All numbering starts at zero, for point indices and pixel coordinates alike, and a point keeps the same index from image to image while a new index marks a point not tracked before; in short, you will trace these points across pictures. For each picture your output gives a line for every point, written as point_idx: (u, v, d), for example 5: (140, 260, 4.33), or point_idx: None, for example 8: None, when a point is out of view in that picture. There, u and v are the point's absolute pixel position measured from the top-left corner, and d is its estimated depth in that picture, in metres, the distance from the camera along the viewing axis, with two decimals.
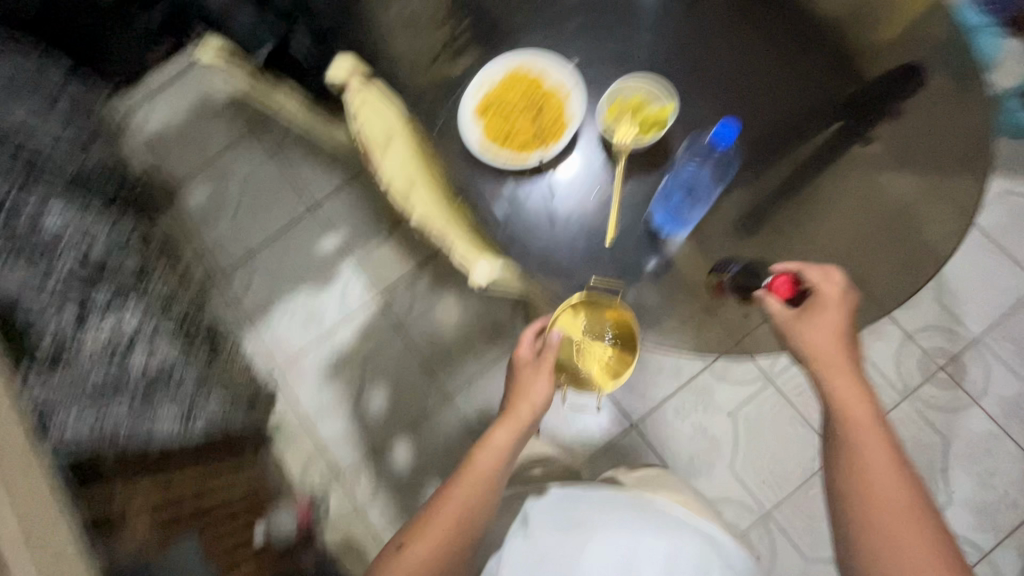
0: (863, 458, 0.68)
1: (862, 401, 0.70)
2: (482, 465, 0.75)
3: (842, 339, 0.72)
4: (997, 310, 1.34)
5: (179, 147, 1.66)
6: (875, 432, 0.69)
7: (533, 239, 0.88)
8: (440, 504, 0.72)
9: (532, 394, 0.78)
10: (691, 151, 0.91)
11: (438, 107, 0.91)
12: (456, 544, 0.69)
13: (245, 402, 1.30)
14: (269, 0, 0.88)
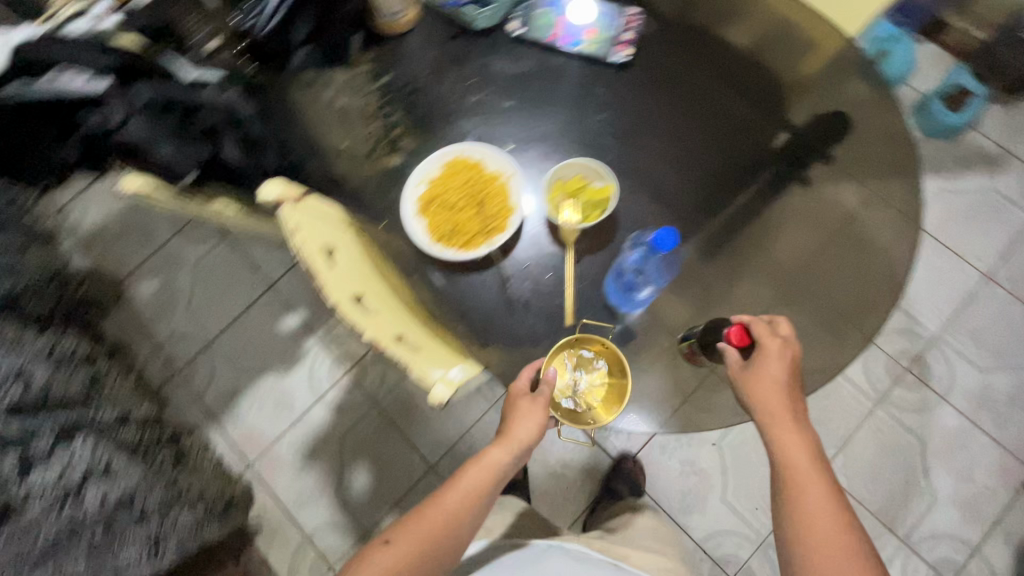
0: (808, 513, 0.66)
1: (806, 452, 0.69)
2: (466, 485, 0.70)
3: (785, 388, 0.71)
4: (949, 306, 1.39)
5: (122, 241, 1.60)
6: (819, 485, 0.68)
7: (494, 326, 0.83)
8: (417, 516, 0.68)
9: (528, 421, 0.73)
10: (635, 240, 0.90)
11: (380, 199, 0.89)
12: (428, 559, 0.64)
13: (221, 507, 1.22)
14: (194, 113, 0.77)
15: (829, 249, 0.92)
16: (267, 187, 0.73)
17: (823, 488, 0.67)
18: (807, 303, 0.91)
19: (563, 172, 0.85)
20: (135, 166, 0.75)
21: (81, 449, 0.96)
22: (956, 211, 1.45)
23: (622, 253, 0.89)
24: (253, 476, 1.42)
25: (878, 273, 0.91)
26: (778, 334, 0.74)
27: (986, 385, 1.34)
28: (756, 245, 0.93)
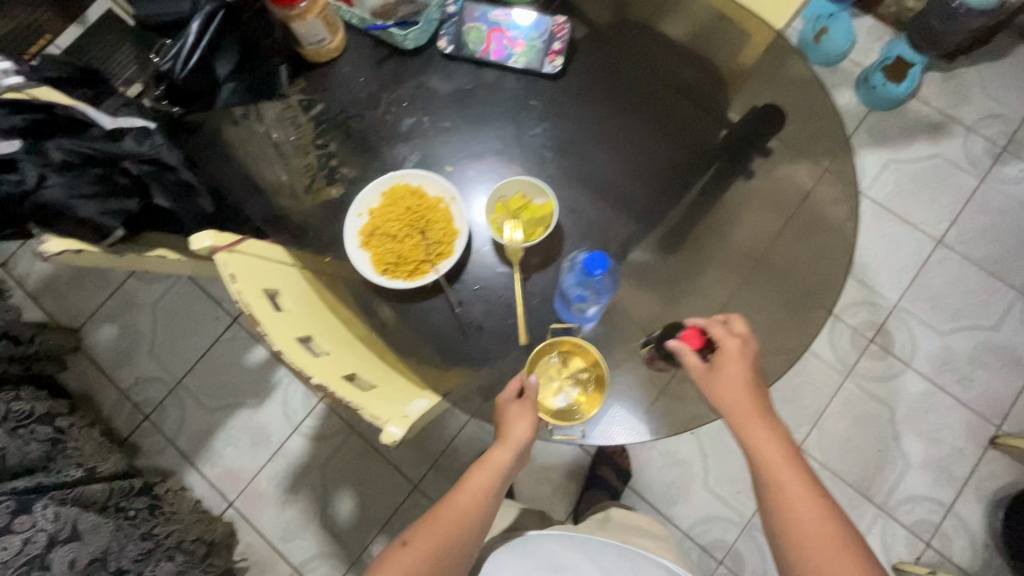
0: (793, 509, 0.65)
1: (780, 447, 0.69)
2: (475, 484, 0.71)
3: (750, 386, 0.72)
4: (905, 275, 1.43)
5: (75, 288, 1.55)
6: (800, 478, 0.67)
7: (450, 350, 0.83)
8: (432, 516, 0.69)
9: (521, 421, 0.74)
10: (573, 260, 0.86)
11: (324, 230, 0.87)
12: (445, 556, 0.66)
13: (201, 553, 1.22)
14: (112, 171, 0.80)
15: (789, 230, 0.93)
16: (200, 236, 0.69)
17: (804, 482, 0.67)
18: (772, 284, 0.92)
19: (505, 189, 0.85)
20: (51, 230, 0.76)
21: (40, 520, 0.93)
22: (904, 180, 1.48)
23: (563, 276, 0.85)
24: (235, 514, 1.40)
25: (838, 249, 0.92)
26: (733, 332, 0.75)
27: (948, 347, 1.38)
28: (718, 233, 0.93)
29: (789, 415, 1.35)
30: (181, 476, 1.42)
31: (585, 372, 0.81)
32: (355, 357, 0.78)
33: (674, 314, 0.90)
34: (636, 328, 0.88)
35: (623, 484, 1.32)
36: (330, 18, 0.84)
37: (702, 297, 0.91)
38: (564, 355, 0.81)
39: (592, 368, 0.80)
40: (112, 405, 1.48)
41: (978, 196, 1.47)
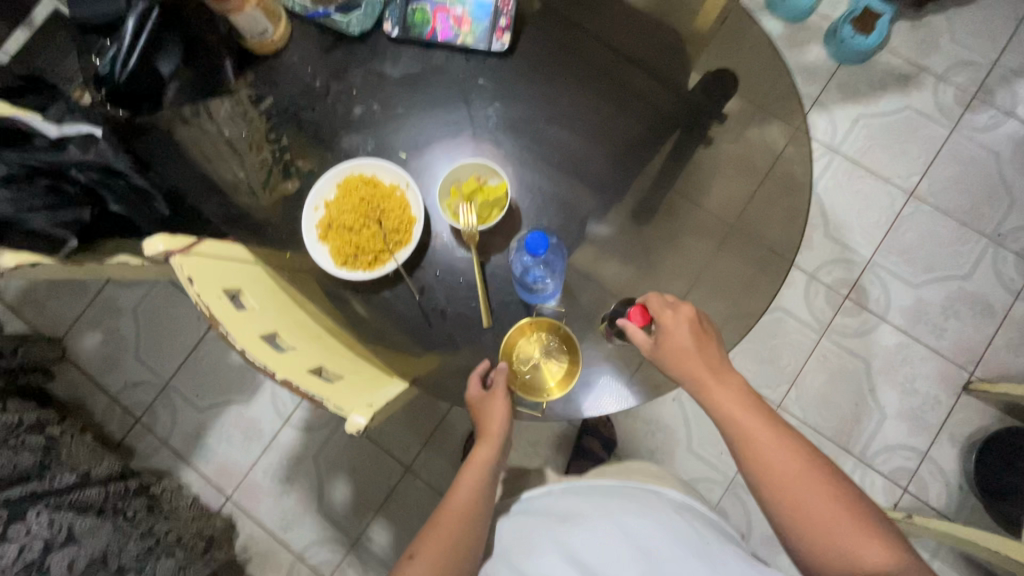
0: (769, 457, 0.67)
1: (743, 401, 0.71)
2: (467, 483, 0.75)
3: (701, 350, 0.74)
4: (879, 229, 1.43)
5: (55, 297, 1.55)
6: (767, 425, 0.70)
7: (417, 336, 0.83)
8: (434, 524, 0.72)
9: (497, 414, 0.77)
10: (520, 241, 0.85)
11: (284, 225, 0.86)
12: (455, 557, 0.69)
13: (201, 548, 1.24)
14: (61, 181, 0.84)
15: (759, 194, 0.93)
16: (153, 241, 0.70)
17: (770, 427, 0.70)
18: (742, 248, 0.92)
19: (460, 172, 0.85)
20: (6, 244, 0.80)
21: (35, 526, 1.00)
22: (876, 134, 1.47)
23: (512, 260, 0.84)
24: (233, 508, 1.42)
25: (806, 208, 0.92)
26: (672, 302, 0.76)
27: (921, 299, 1.40)
28: (688, 201, 0.93)
29: (768, 375, 1.38)
30: (178, 474, 1.45)
31: (564, 365, 0.83)
32: (321, 348, 0.80)
33: (646, 283, 0.91)
34: (604, 303, 0.89)
35: (609, 452, 1.35)
36: (271, 8, 0.82)
37: (675, 264, 0.92)
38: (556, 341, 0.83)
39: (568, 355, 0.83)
40: (103, 410, 1.50)
41: (949, 146, 1.46)
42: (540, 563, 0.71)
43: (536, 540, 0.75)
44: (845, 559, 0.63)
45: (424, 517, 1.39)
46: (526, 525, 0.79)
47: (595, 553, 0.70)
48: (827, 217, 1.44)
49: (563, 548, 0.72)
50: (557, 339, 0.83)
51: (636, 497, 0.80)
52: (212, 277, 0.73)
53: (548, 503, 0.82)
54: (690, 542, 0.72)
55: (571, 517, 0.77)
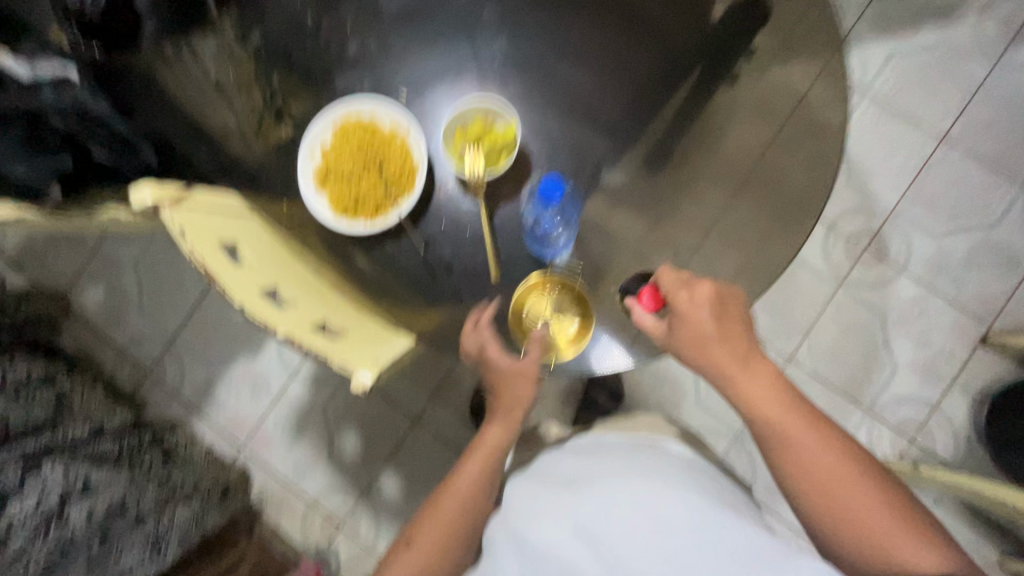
0: (797, 449, 0.66)
1: (771, 389, 0.69)
2: (472, 467, 0.74)
3: (724, 335, 0.70)
4: (904, 176, 1.36)
5: (54, 252, 1.52)
6: (795, 413, 0.68)
7: (423, 290, 0.80)
8: (435, 507, 0.72)
9: (522, 394, 0.75)
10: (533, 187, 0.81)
11: (279, 174, 0.81)
12: (452, 543, 0.70)
13: (218, 495, 1.25)
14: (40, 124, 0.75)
15: (780, 139, 0.86)
16: (141, 193, 0.66)
17: (798, 417, 0.67)
18: (761, 198, 0.86)
19: (462, 117, 0.80)
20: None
21: (50, 478, 0.99)
22: (908, 73, 1.37)
23: (523, 207, 0.81)
24: (246, 458, 1.45)
25: (832, 155, 0.85)
26: (688, 281, 0.72)
27: (943, 250, 1.35)
28: (704, 148, 0.87)
29: (780, 329, 1.35)
30: (191, 425, 1.47)
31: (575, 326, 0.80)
32: (323, 302, 0.77)
33: (659, 235, 0.85)
34: (621, 255, 0.84)
35: (617, 405, 1.35)
36: None
37: (687, 216, 0.86)
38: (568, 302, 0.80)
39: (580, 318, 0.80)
40: (113, 364, 1.50)
41: (988, 85, 1.36)
42: (547, 533, 0.65)
43: (541, 507, 0.69)
44: (866, 537, 0.62)
45: (433, 466, 1.41)
46: (531, 488, 0.73)
47: (606, 525, 0.64)
48: (850, 164, 1.37)
49: (571, 520, 0.66)
50: (570, 300, 0.81)
51: (650, 463, 0.74)
52: (205, 227, 0.69)
53: (555, 468, 0.76)
54: (713, 516, 0.65)
55: (580, 483, 0.71)
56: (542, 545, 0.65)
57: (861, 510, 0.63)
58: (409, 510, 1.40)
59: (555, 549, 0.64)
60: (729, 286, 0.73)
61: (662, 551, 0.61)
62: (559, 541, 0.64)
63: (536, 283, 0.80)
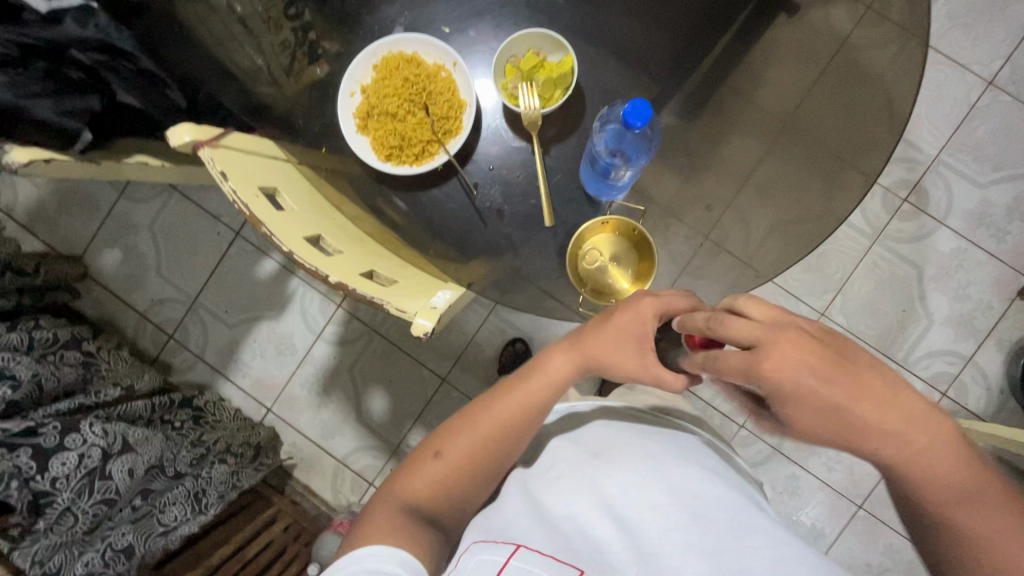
0: (960, 515, 0.47)
1: (926, 436, 0.47)
2: (521, 396, 0.65)
3: (853, 384, 0.48)
4: (948, 125, 1.32)
5: (67, 215, 1.49)
6: (971, 482, 0.47)
7: (471, 237, 0.76)
8: (470, 422, 0.66)
9: (620, 360, 0.61)
10: (605, 120, 0.73)
11: (317, 120, 0.78)
12: (477, 465, 0.64)
13: (250, 455, 1.26)
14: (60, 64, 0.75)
15: (821, 85, 0.81)
16: (178, 130, 0.62)
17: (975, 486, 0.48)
18: (803, 151, 0.82)
19: (516, 48, 0.77)
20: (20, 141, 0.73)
21: (91, 436, 0.91)
22: (957, 13, 1.31)
23: (594, 138, 0.73)
24: (274, 419, 1.45)
25: (875, 105, 0.82)
26: (771, 331, 0.49)
27: (986, 201, 1.31)
28: (743, 97, 0.81)
29: (814, 284, 1.33)
30: (217, 388, 1.46)
31: (635, 272, 0.75)
32: (364, 251, 0.75)
33: (708, 185, 0.82)
34: (665, 206, 0.82)
35: None
36: None
37: (728, 167, 0.82)
38: (629, 246, 0.75)
39: (638, 267, 0.75)
40: (134, 327, 1.48)
41: None
42: (566, 497, 0.57)
43: (567, 472, 0.61)
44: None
45: None
46: (561, 452, 0.65)
47: (634, 500, 0.54)
48: None
49: (596, 490, 0.57)
50: (632, 243, 0.76)
51: (705, 458, 0.64)
52: (243, 178, 0.65)
53: (592, 433, 0.67)
54: (764, 527, 0.53)
55: (615, 452, 0.61)
56: (557, 511, 0.57)
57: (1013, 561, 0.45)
58: None
59: (573, 516, 0.55)
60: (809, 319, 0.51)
61: (693, 541, 0.50)
62: (578, 507, 0.56)
63: (608, 223, 0.75)
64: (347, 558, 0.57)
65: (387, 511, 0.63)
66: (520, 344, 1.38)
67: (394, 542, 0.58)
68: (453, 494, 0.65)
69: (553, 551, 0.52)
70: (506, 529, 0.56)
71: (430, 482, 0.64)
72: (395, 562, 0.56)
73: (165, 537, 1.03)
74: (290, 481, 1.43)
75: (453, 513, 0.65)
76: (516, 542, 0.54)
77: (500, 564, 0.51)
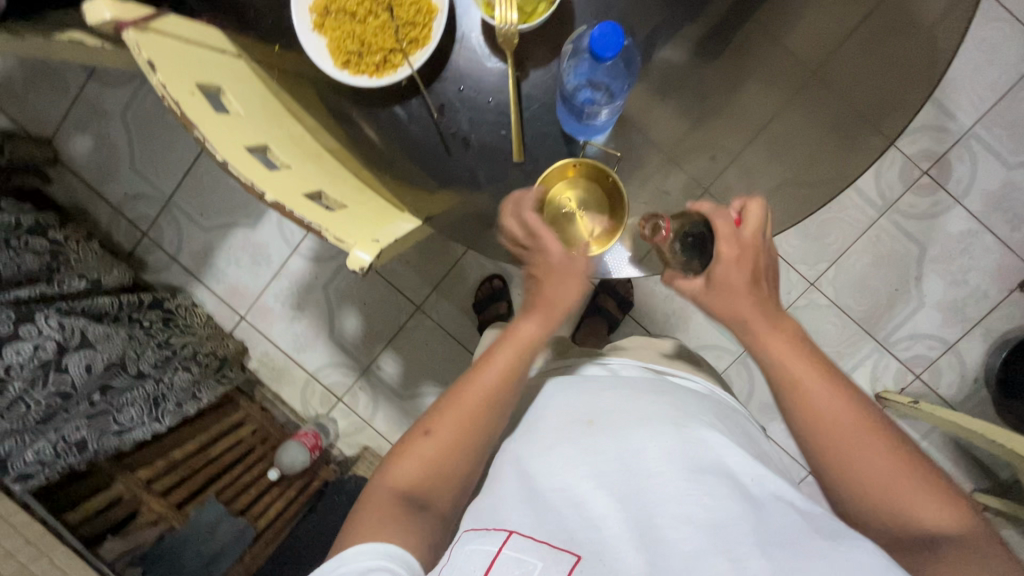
0: (832, 427, 0.54)
1: (799, 354, 0.57)
2: (501, 363, 0.61)
3: (758, 305, 0.59)
4: (991, 94, 1.22)
5: (35, 91, 1.40)
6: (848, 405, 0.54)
7: (433, 163, 0.70)
8: (457, 396, 0.61)
9: (568, 286, 0.63)
10: (578, 45, 0.65)
11: (275, 12, 0.69)
12: (469, 443, 0.60)
13: (215, 365, 1.27)
14: None
15: (859, 35, 0.71)
16: (96, 5, 0.54)
17: (850, 400, 0.55)
18: (824, 106, 0.73)
19: None
20: None
21: (46, 328, 0.91)
22: None
23: (565, 71, 0.65)
24: (247, 327, 1.44)
25: (917, 61, 0.71)
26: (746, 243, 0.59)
27: (1010, 183, 1.23)
28: (772, 37, 0.71)
29: (810, 251, 1.27)
30: (190, 289, 1.44)
31: (604, 226, 0.69)
32: (317, 168, 0.69)
33: (699, 137, 0.74)
34: (654, 150, 0.75)
35: (624, 313, 1.29)
36: None
37: (739, 117, 0.73)
38: (598, 195, 0.68)
39: (607, 220, 0.68)
40: (107, 219, 1.44)
41: None
42: (561, 467, 0.54)
43: (555, 441, 0.56)
44: (881, 504, 0.52)
45: (433, 354, 1.38)
46: (552, 414, 0.60)
47: (634, 483, 0.51)
48: None
49: (588, 461, 0.54)
50: (603, 193, 0.68)
51: (705, 415, 0.59)
52: (176, 70, 0.58)
53: (580, 393, 0.61)
54: (777, 509, 0.50)
55: (613, 417, 0.57)
56: (547, 483, 0.53)
57: (879, 479, 0.52)
58: (406, 393, 1.39)
59: (565, 489, 0.52)
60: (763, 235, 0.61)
61: (691, 514, 0.48)
62: (573, 477, 0.53)
63: (572, 166, 0.68)
64: (332, 561, 0.53)
65: (381, 505, 0.57)
66: (498, 280, 1.34)
67: (386, 535, 0.54)
68: (447, 475, 0.59)
69: (544, 536, 0.49)
70: (499, 512, 0.52)
71: (421, 465, 0.59)
72: (389, 560, 0.52)
73: (120, 437, 1.04)
74: (260, 388, 1.44)
75: (447, 496, 0.60)
76: (508, 527, 0.51)
77: (492, 554, 0.48)
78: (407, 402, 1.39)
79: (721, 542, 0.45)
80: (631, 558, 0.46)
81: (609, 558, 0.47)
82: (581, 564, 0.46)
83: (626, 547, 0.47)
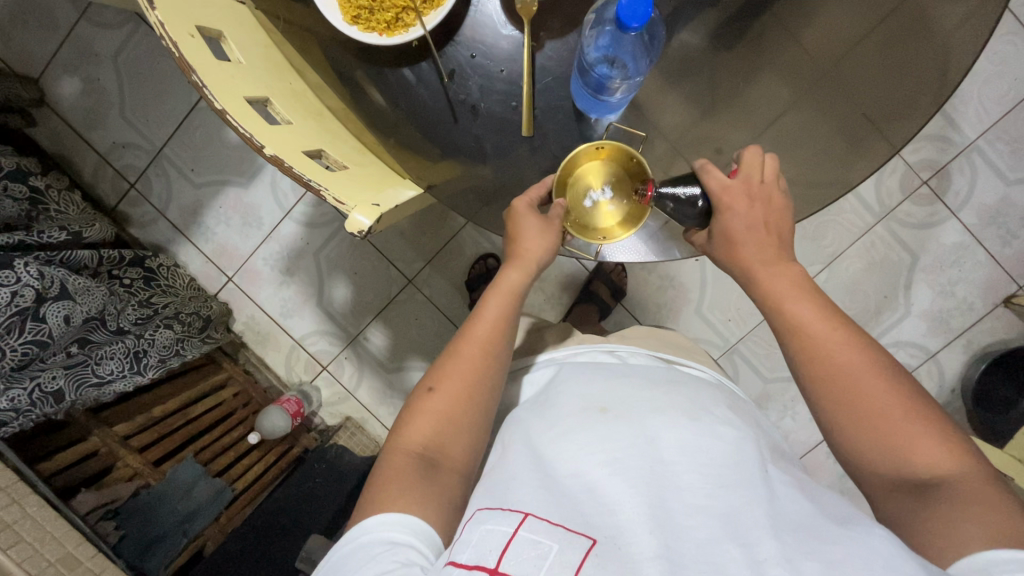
0: (830, 365, 0.55)
1: (797, 294, 0.59)
2: (490, 313, 0.63)
3: (759, 248, 0.61)
4: (997, 109, 1.22)
5: (23, 28, 1.34)
6: (847, 344, 0.55)
7: (439, 129, 0.68)
8: (456, 351, 0.61)
9: (540, 235, 0.64)
10: (601, 15, 0.62)
11: None
12: (478, 392, 0.60)
13: (199, 325, 1.24)
14: None
15: (872, 38, 0.70)
16: None
17: (849, 340, 0.56)
18: (831, 106, 0.72)
19: None
20: None
21: (25, 275, 0.86)
22: None
23: (585, 41, 0.63)
24: (233, 289, 1.41)
25: (929, 67, 0.70)
26: (749, 188, 0.61)
27: (1006, 200, 1.24)
28: (788, 32, 0.70)
29: (805, 253, 1.28)
30: (177, 246, 1.41)
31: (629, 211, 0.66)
32: (318, 126, 0.67)
33: (707, 126, 0.73)
34: (664, 134, 0.73)
35: (615, 301, 1.28)
36: None
37: (748, 110, 0.72)
38: (621, 179, 0.65)
39: (631, 203, 0.66)
40: (93, 168, 1.39)
41: None
42: (576, 452, 0.53)
43: (569, 426, 0.55)
44: (887, 451, 0.52)
45: (422, 328, 1.37)
46: (565, 397, 0.60)
47: (647, 462, 0.51)
48: None
49: (603, 445, 0.52)
50: (629, 177, 0.66)
51: (719, 408, 0.59)
52: (174, 10, 0.55)
53: (586, 381, 0.62)
54: (787, 497, 0.50)
55: (624, 407, 0.57)
56: (564, 469, 0.52)
57: (880, 420, 0.52)
58: (391, 366, 1.38)
59: (581, 474, 0.51)
60: (767, 179, 0.62)
61: (702, 505, 0.47)
62: (589, 463, 0.51)
63: (597, 146, 0.65)
64: (358, 529, 0.52)
65: (397, 471, 0.56)
66: (492, 260, 1.32)
67: (407, 508, 0.53)
68: (457, 429, 0.58)
69: (566, 521, 0.46)
70: (510, 493, 0.50)
71: (433, 421, 0.58)
72: (413, 535, 0.51)
73: (98, 389, 1.02)
74: (243, 350, 1.43)
75: (460, 452, 0.58)
76: (524, 510, 0.48)
77: (508, 535, 0.45)
78: (392, 375, 1.38)
79: (734, 531, 0.45)
80: (647, 539, 0.44)
81: (625, 548, 0.44)
82: (596, 549, 0.44)
83: (641, 528, 0.45)
